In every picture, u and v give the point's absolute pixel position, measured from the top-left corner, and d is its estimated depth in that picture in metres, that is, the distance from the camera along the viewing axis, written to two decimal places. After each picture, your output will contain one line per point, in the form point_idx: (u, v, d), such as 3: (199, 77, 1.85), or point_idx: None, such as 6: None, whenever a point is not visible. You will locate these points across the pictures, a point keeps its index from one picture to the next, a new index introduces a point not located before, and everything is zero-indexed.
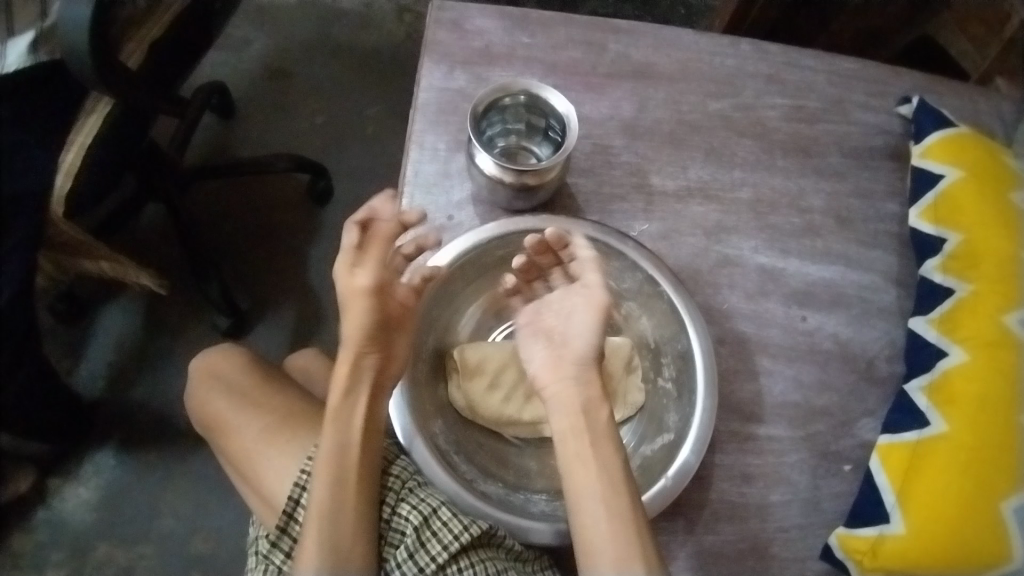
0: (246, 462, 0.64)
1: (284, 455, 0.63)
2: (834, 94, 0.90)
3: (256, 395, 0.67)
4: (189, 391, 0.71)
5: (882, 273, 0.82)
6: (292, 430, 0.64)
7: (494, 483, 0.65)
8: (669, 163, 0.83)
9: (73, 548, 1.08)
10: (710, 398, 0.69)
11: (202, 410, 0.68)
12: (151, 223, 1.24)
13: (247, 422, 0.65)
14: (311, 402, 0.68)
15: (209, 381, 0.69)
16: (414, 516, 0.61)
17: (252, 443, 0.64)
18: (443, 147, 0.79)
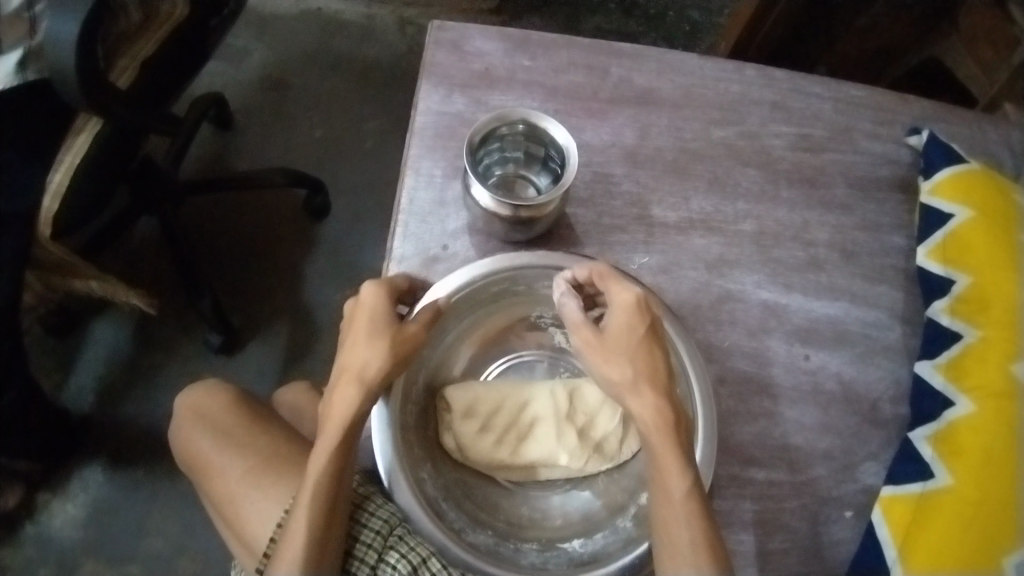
0: (227, 504, 0.62)
1: (268, 499, 0.60)
2: (840, 122, 0.88)
3: (241, 435, 0.64)
4: (172, 425, 0.69)
5: (888, 310, 0.80)
6: (276, 473, 0.61)
7: (483, 532, 0.62)
8: (671, 193, 0.81)
9: (60, 566, 1.06)
10: (712, 445, 0.64)
11: (184, 448, 0.66)
12: (145, 236, 1.22)
13: (230, 463, 0.63)
14: (297, 441, 0.65)
15: (192, 417, 0.66)
16: (404, 564, 0.60)
17: (235, 484, 0.62)
18: (439, 174, 0.77)
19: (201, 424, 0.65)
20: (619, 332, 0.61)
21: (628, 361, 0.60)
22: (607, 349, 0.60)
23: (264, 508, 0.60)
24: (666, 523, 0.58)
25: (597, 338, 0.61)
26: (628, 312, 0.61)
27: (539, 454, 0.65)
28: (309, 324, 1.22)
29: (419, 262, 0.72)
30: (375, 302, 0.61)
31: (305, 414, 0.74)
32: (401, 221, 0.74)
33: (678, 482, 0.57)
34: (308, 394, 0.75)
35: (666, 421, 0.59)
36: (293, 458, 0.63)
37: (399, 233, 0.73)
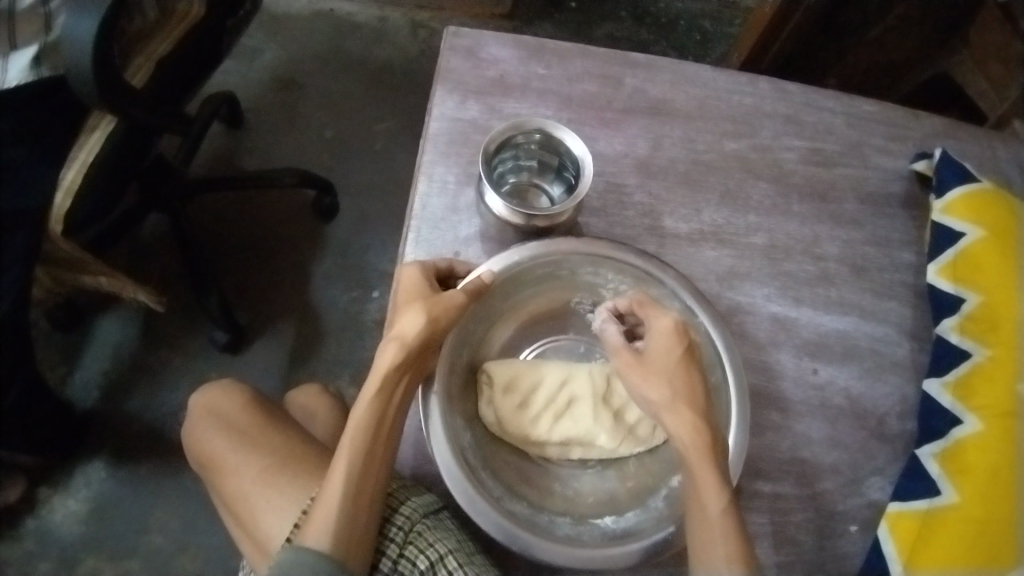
0: (240, 504, 0.61)
1: (285, 497, 0.60)
2: (852, 138, 0.88)
3: (256, 435, 0.64)
4: (186, 424, 0.69)
5: (896, 325, 0.80)
6: (292, 472, 0.61)
7: (518, 503, 0.61)
8: (683, 205, 0.81)
9: (61, 560, 1.06)
10: (744, 433, 0.64)
11: (198, 447, 0.66)
12: (153, 233, 1.22)
13: (245, 462, 0.63)
14: (312, 443, 0.65)
15: (208, 416, 0.67)
16: (422, 560, 0.60)
17: (249, 483, 0.61)
18: (453, 180, 0.77)
19: (217, 423, 0.65)
20: (657, 353, 0.63)
21: (668, 380, 0.61)
22: (644, 367, 0.62)
23: (278, 507, 0.59)
24: (702, 543, 0.58)
25: (637, 360, 0.63)
26: (665, 338, 0.63)
27: (577, 430, 0.65)
28: (315, 325, 1.22)
29: None
30: (415, 276, 0.63)
31: (315, 418, 0.74)
32: (413, 226, 0.74)
33: (713, 499, 0.57)
34: (320, 399, 0.75)
35: (702, 439, 0.59)
36: (308, 459, 0.63)
37: (412, 237, 0.73)
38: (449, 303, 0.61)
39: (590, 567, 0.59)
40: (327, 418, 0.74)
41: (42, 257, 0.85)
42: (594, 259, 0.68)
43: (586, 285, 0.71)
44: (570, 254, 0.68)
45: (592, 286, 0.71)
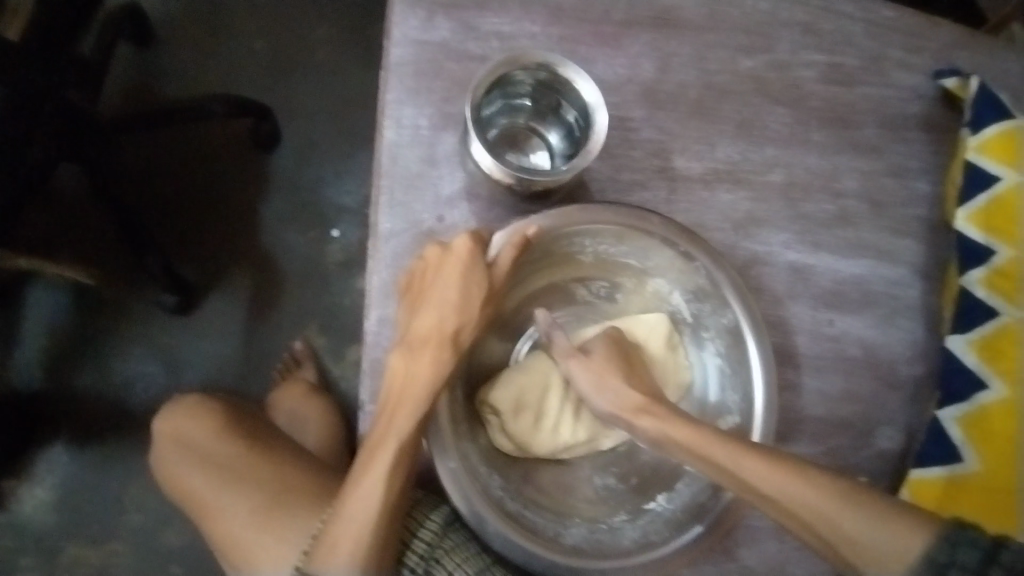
0: (237, 554, 0.52)
1: (282, 542, 0.51)
2: (876, 47, 0.77)
3: (238, 465, 0.55)
4: (156, 456, 0.59)
5: (913, 265, 0.75)
6: (286, 508, 0.52)
7: (572, 521, 0.57)
8: (696, 139, 0.70)
9: (41, 551, 1.00)
10: (772, 372, 0.59)
11: (176, 484, 0.56)
12: (70, 187, 1.05)
13: (237, 503, 0.53)
14: (311, 470, 0.56)
15: (179, 447, 0.57)
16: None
17: (238, 527, 0.52)
18: (425, 125, 0.63)
19: (186, 456, 0.56)
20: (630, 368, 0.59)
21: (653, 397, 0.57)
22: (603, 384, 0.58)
23: (287, 559, 0.51)
24: (827, 521, 0.51)
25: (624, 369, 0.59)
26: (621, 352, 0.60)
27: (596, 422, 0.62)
28: (274, 276, 1.09)
29: (410, 239, 0.60)
30: (471, 254, 0.55)
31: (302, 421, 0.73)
32: (384, 187, 0.61)
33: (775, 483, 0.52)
34: (310, 401, 0.77)
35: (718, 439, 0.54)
36: (309, 493, 0.53)
37: (385, 201, 0.61)
38: (497, 290, 0.57)
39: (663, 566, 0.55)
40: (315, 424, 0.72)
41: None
42: (582, 223, 0.57)
43: (564, 258, 0.62)
44: (548, 227, 0.56)
45: (569, 255, 0.62)
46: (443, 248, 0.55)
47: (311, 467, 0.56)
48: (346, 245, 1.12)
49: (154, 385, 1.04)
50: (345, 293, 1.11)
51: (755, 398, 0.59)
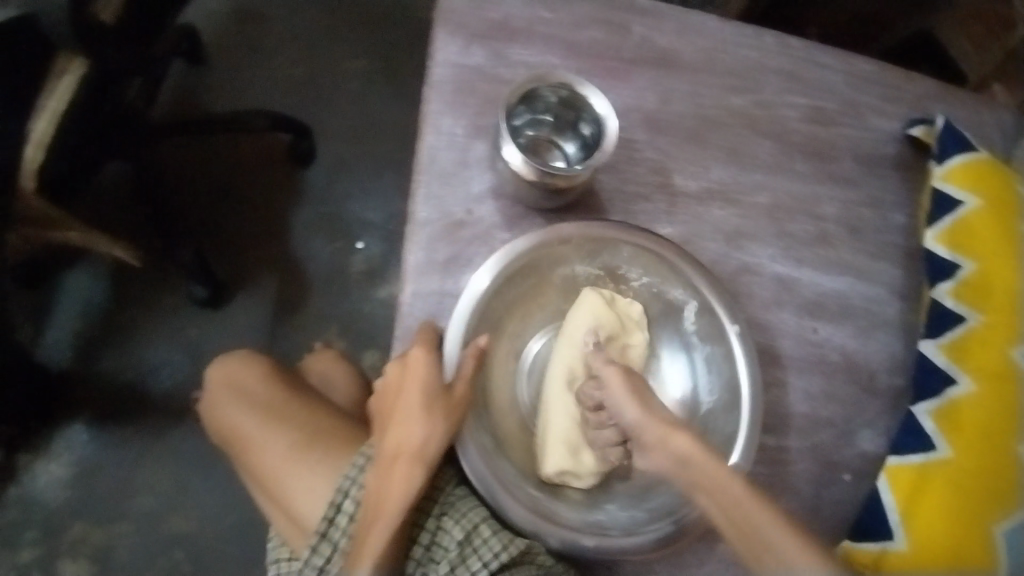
0: (272, 481, 0.62)
1: (318, 475, 0.61)
2: (851, 96, 0.88)
3: (282, 410, 0.65)
4: (204, 398, 0.69)
5: (886, 286, 0.84)
6: (322, 448, 0.62)
7: (598, 512, 0.63)
8: (693, 162, 0.80)
9: (47, 528, 1.03)
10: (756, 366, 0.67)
11: (219, 423, 0.67)
12: (116, 182, 1.15)
13: (274, 439, 0.63)
14: (340, 418, 0.66)
15: (228, 390, 0.67)
16: (457, 532, 0.60)
17: (279, 461, 0.62)
18: (461, 133, 0.73)
19: (240, 401, 0.66)
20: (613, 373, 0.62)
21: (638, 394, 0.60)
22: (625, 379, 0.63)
23: (315, 486, 0.60)
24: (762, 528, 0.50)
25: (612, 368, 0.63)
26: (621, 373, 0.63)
27: None
28: (298, 279, 1.17)
29: (442, 227, 0.69)
30: (424, 363, 0.59)
31: (333, 384, 0.79)
32: (422, 181, 0.70)
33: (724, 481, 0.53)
34: (338, 366, 0.80)
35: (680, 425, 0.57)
36: (336, 433, 0.64)
37: (422, 193, 0.70)
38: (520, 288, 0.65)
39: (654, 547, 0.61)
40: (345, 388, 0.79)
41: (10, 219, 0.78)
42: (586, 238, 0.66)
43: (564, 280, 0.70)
44: (562, 236, 0.65)
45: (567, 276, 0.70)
46: (401, 364, 0.60)
47: (343, 419, 0.66)
48: (370, 255, 1.20)
49: (179, 373, 1.10)
50: (363, 299, 1.18)
51: (743, 396, 0.67)
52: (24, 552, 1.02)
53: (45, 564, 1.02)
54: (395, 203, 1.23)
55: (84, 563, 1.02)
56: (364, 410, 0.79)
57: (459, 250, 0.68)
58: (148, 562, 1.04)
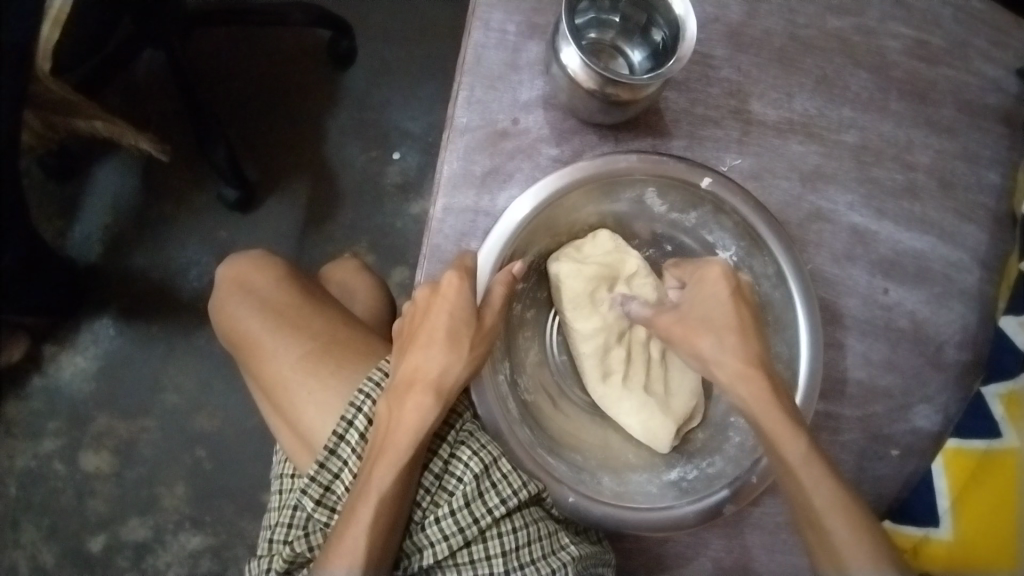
0: (279, 390, 0.58)
1: (328, 390, 0.57)
2: (959, 34, 0.75)
3: (295, 316, 0.60)
4: (212, 298, 0.64)
5: (974, 250, 0.73)
6: (335, 363, 0.58)
7: (632, 473, 0.58)
8: (774, 87, 0.70)
9: (72, 418, 1.05)
10: (817, 332, 0.58)
11: (227, 322, 0.62)
12: (148, 71, 1.10)
13: (284, 347, 0.59)
14: (357, 329, 0.62)
15: (238, 291, 0.62)
16: (472, 466, 0.52)
17: (290, 370, 0.58)
18: (513, 31, 0.63)
19: (251, 299, 0.61)
20: (698, 305, 0.56)
21: (721, 331, 0.54)
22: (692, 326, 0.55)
23: (324, 399, 0.57)
24: (807, 494, 0.51)
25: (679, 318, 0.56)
26: (714, 281, 0.55)
27: (656, 378, 0.62)
28: (328, 186, 1.12)
29: (483, 135, 0.61)
30: (458, 288, 0.52)
31: (353, 293, 0.74)
32: (464, 83, 0.62)
33: (795, 446, 0.51)
34: (360, 276, 0.75)
35: (756, 362, 0.53)
36: (350, 344, 0.60)
37: (463, 97, 0.62)
38: (551, 219, 0.58)
39: (683, 524, 0.54)
40: (367, 302, 0.74)
41: (30, 100, 0.76)
42: (637, 176, 0.57)
43: (604, 217, 0.62)
44: (558, 194, 0.56)
45: (609, 211, 0.62)
46: (432, 287, 0.53)
47: (360, 333, 0.61)
48: (406, 167, 1.14)
49: (207, 273, 1.08)
50: (397, 213, 1.13)
51: (799, 367, 0.58)
52: (47, 440, 1.05)
53: (68, 453, 1.05)
54: (436, 116, 1.15)
55: (106, 454, 1.05)
56: (385, 324, 0.75)
57: (499, 163, 0.61)
58: (171, 458, 1.06)
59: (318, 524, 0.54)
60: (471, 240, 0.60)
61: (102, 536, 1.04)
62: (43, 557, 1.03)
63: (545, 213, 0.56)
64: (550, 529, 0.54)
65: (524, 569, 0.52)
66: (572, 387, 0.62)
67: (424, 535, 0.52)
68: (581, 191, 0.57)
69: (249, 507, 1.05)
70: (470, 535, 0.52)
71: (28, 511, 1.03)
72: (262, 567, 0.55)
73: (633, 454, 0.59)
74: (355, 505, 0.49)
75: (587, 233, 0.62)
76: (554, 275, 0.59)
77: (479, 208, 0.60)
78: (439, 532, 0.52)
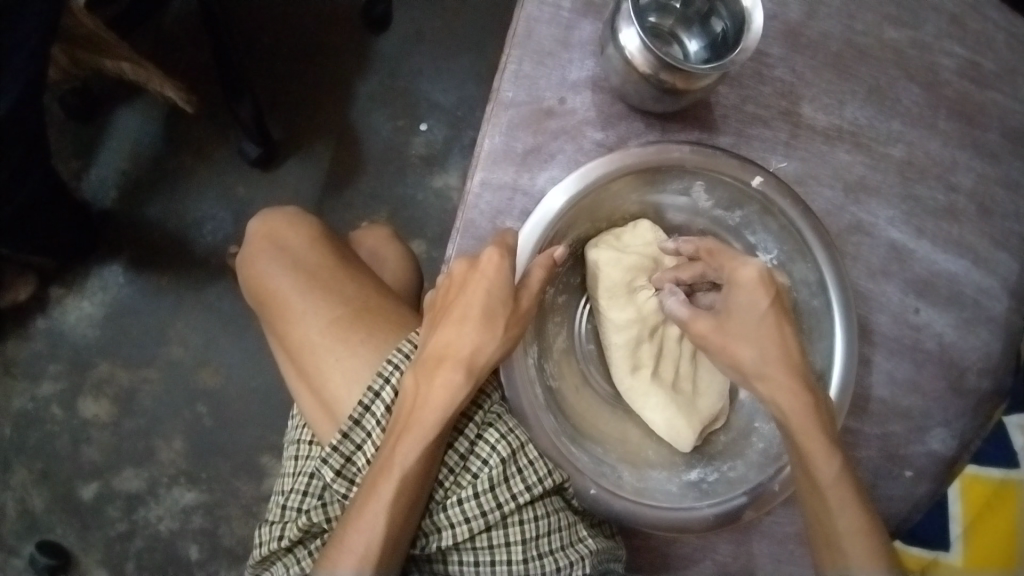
0: (304, 355, 0.57)
1: (355, 358, 0.56)
2: (1018, 53, 0.73)
3: (326, 279, 0.59)
4: (241, 254, 0.63)
5: (1007, 278, 0.72)
6: (364, 331, 0.57)
7: (653, 469, 0.57)
8: (826, 92, 0.68)
9: (74, 363, 1.04)
10: (853, 345, 0.57)
11: (256, 278, 0.61)
12: (179, 17, 1.08)
13: (314, 311, 0.58)
14: (387, 298, 0.60)
15: (270, 248, 0.61)
16: (499, 449, 0.51)
17: (317, 335, 0.57)
18: (567, 8, 0.61)
19: (282, 257, 0.60)
20: (734, 312, 0.53)
21: (750, 344, 0.52)
22: (732, 330, 0.53)
23: (350, 367, 0.56)
24: (832, 518, 0.51)
25: (715, 325, 0.53)
26: (751, 288, 0.52)
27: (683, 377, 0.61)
28: (351, 153, 1.10)
29: (529, 112, 0.60)
30: (498, 266, 0.50)
31: (379, 260, 0.73)
32: (513, 56, 0.60)
33: (828, 468, 0.50)
34: (390, 244, 0.74)
35: (793, 374, 0.52)
36: (381, 313, 0.58)
37: (511, 70, 0.60)
38: (595, 204, 0.57)
39: (701, 529, 0.54)
40: (394, 270, 0.72)
41: (62, 33, 0.75)
42: (687, 168, 0.56)
43: (647, 206, 0.61)
44: (604, 178, 0.54)
45: (655, 202, 0.60)
46: (471, 263, 0.51)
47: (391, 302, 0.60)
48: (432, 140, 1.12)
49: (222, 230, 1.07)
50: (419, 187, 1.11)
51: (831, 379, 0.57)
52: (47, 383, 1.04)
53: (67, 398, 1.04)
54: (466, 91, 1.13)
55: (106, 403, 1.04)
56: (410, 296, 0.73)
57: (541, 142, 0.59)
58: (171, 411, 1.05)
59: (336, 495, 0.53)
60: (507, 218, 0.58)
61: (95, 483, 1.03)
62: (33, 500, 1.02)
63: (589, 198, 0.55)
64: (569, 520, 0.54)
65: (542, 559, 0.51)
66: (598, 378, 0.61)
67: (444, 516, 0.51)
68: (630, 178, 0.55)
69: (245, 467, 1.04)
70: (492, 520, 0.51)
71: (22, 452, 1.03)
72: (274, 532, 0.55)
73: (653, 451, 0.58)
74: (377, 480, 0.48)
75: (627, 222, 0.61)
76: (592, 261, 0.58)
77: (518, 186, 0.59)
78: (460, 514, 0.51)
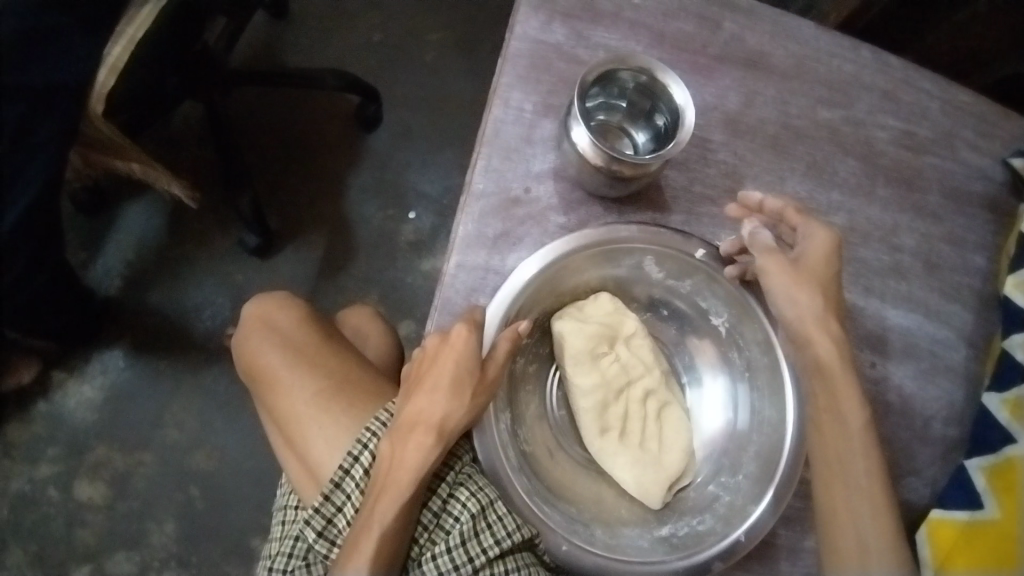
0: (291, 425, 0.61)
1: (336, 427, 0.60)
2: (944, 127, 0.82)
3: (313, 355, 0.64)
4: (236, 334, 0.68)
5: (960, 329, 0.77)
6: (346, 402, 0.61)
7: (625, 527, 0.60)
8: (768, 170, 0.76)
9: (71, 448, 1.07)
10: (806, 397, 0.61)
11: (249, 356, 0.66)
12: (185, 122, 1.18)
13: (300, 384, 0.62)
14: (368, 371, 0.65)
15: (262, 328, 0.66)
16: (469, 506, 0.56)
17: (303, 406, 0.61)
18: (529, 110, 0.70)
19: (273, 337, 0.65)
20: (811, 262, 0.62)
21: (821, 290, 0.60)
22: (803, 272, 0.61)
23: (333, 434, 0.60)
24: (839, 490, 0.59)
25: (793, 266, 0.61)
26: (827, 250, 0.62)
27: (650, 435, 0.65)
28: (346, 238, 1.17)
29: (497, 203, 0.67)
30: (466, 340, 0.55)
31: (365, 336, 0.78)
32: (483, 154, 0.68)
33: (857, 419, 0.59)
34: (373, 323, 0.79)
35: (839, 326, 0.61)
36: (362, 385, 0.63)
37: (480, 165, 0.68)
38: (558, 280, 0.62)
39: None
40: (378, 346, 0.77)
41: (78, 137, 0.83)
42: (639, 245, 0.62)
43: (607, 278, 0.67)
44: (563, 258, 0.60)
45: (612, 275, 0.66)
46: (441, 337, 0.56)
47: (373, 375, 0.65)
48: (420, 227, 1.20)
49: (221, 314, 1.13)
50: (409, 269, 1.18)
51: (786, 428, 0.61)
52: (45, 466, 1.06)
53: (63, 481, 1.06)
54: (453, 178, 1.22)
55: (101, 486, 1.06)
56: (393, 369, 0.78)
57: (509, 228, 0.66)
58: (165, 493, 1.06)
59: (319, 556, 0.56)
60: (480, 295, 0.64)
61: (86, 568, 1.03)
62: None
63: (549, 275, 0.60)
64: (539, 574, 0.58)
65: None
66: (571, 441, 0.65)
67: (420, 571, 0.56)
68: (589, 255, 0.62)
69: (237, 551, 1.05)
70: (464, 574, 0.55)
71: (16, 537, 1.03)
72: None
73: (626, 510, 0.62)
74: (356, 541, 0.52)
75: (589, 295, 0.66)
76: (558, 333, 0.63)
77: (489, 267, 0.65)
78: (435, 569, 0.55)
